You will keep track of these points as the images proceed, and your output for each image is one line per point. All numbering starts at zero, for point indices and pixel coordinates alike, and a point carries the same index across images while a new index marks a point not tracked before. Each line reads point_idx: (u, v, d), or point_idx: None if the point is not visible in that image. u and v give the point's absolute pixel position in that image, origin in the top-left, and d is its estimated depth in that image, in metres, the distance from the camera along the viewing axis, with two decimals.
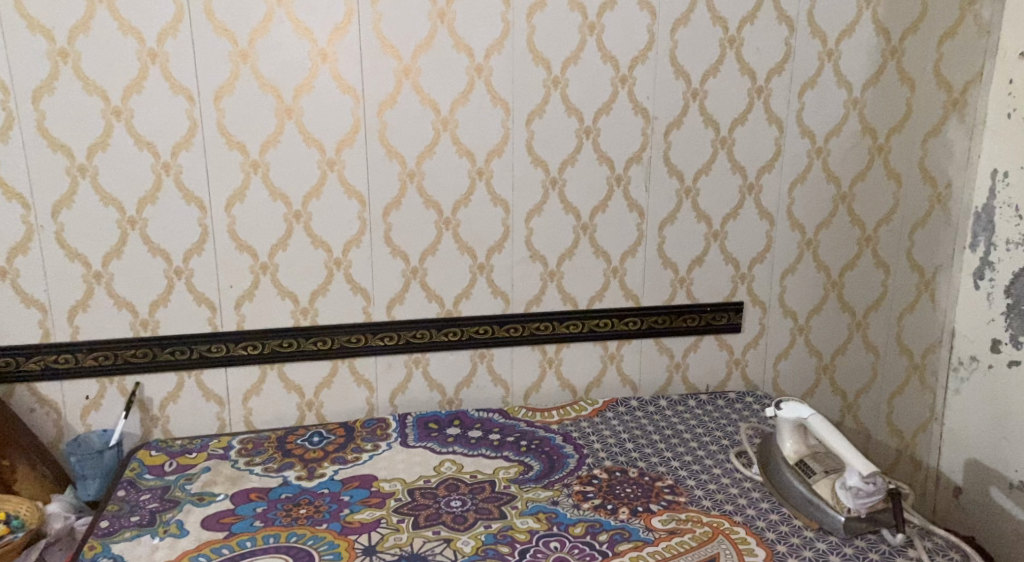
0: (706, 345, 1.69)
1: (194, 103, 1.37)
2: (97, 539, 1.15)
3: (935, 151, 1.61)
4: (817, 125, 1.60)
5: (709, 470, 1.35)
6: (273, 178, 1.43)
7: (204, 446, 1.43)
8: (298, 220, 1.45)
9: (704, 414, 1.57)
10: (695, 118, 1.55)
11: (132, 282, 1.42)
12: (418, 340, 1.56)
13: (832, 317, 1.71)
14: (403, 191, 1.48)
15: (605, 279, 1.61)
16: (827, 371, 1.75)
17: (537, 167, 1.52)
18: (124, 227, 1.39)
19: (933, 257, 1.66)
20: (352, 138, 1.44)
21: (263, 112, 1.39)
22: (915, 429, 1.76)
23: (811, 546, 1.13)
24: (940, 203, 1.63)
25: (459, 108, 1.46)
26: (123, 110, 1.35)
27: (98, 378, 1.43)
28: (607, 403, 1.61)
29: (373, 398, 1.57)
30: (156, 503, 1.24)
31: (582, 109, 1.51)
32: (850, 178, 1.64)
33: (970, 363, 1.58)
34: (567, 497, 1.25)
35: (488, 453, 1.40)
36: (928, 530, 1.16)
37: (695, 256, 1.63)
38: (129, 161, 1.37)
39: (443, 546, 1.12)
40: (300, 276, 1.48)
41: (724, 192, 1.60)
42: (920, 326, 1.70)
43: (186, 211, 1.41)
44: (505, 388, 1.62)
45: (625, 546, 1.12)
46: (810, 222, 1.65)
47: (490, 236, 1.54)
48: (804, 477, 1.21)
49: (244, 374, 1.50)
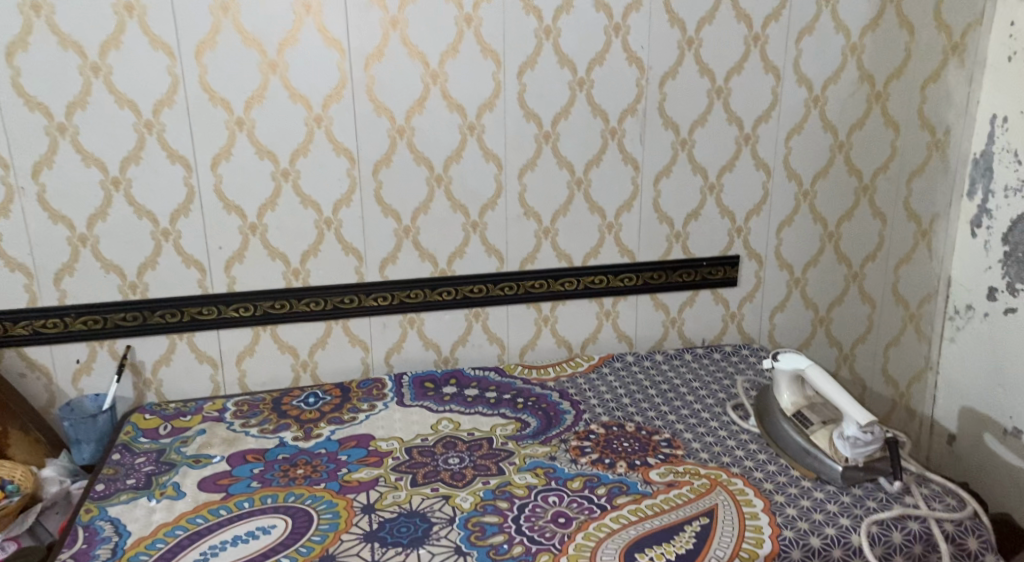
0: (702, 299, 1.68)
1: (175, 59, 1.32)
2: (93, 502, 1.15)
3: (933, 99, 1.59)
4: (814, 73, 1.57)
5: (706, 423, 1.35)
6: (259, 135, 1.39)
7: (198, 409, 1.42)
8: (287, 179, 1.42)
9: (700, 367, 1.57)
10: (690, 68, 1.52)
11: (119, 244, 1.39)
12: (411, 300, 1.54)
13: (829, 268, 1.70)
14: (393, 147, 1.45)
15: (601, 235, 1.59)
16: (823, 323, 1.74)
17: (530, 121, 1.49)
18: (108, 189, 1.36)
19: (931, 206, 1.66)
20: (339, 93, 1.40)
21: (246, 67, 1.35)
22: (910, 379, 1.77)
23: (808, 495, 1.13)
24: (938, 150, 1.62)
25: (449, 60, 1.42)
26: (102, 67, 1.30)
27: (87, 342, 1.41)
28: (603, 360, 1.61)
29: (368, 357, 1.56)
30: (152, 466, 1.24)
31: (575, 60, 1.47)
32: (847, 127, 1.61)
33: (966, 311, 1.64)
34: (565, 452, 1.25)
35: (485, 411, 1.40)
36: (924, 477, 1.17)
37: (691, 211, 1.61)
38: (110, 120, 1.33)
39: (441, 502, 1.12)
40: (290, 237, 1.46)
41: (720, 143, 1.58)
42: (916, 277, 1.70)
43: (171, 171, 1.38)
44: (501, 346, 1.62)
45: (623, 499, 1.12)
46: (807, 173, 1.63)
47: (483, 193, 1.51)
48: (801, 428, 1.21)
49: (236, 336, 1.48)
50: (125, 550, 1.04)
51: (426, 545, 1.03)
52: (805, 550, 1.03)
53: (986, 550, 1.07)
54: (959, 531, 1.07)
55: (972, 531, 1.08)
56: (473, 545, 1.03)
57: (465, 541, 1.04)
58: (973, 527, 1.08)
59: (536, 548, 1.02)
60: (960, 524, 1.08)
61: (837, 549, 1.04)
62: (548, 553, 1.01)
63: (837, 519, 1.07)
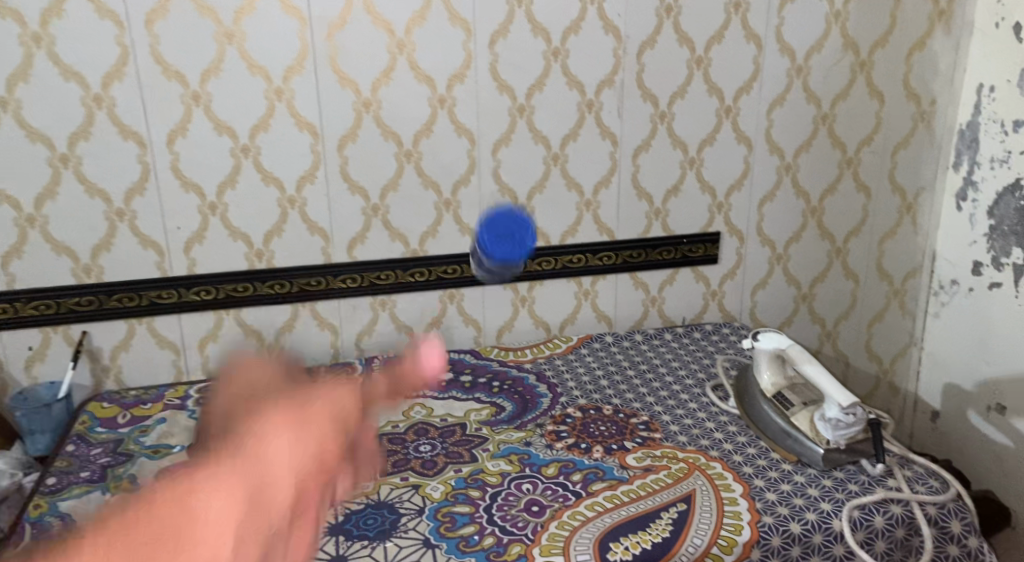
0: (682, 277, 1.64)
1: (124, 28, 1.25)
2: (44, 498, 1.09)
3: (919, 67, 1.54)
4: (796, 41, 1.51)
5: (685, 405, 1.31)
6: (217, 110, 1.32)
7: (159, 396, 1.36)
8: (247, 154, 1.36)
9: (680, 347, 1.53)
10: (670, 36, 1.46)
11: (71, 224, 1.32)
12: (381, 282, 1.48)
13: (812, 244, 1.66)
14: (360, 120, 1.38)
15: (578, 212, 1.54)
16: (806, 300, 1.70)
17: (503, 93, 1.43)
18: (56, 166, 1.29)
19: (916, 179, 1.61)
20: (301, 64, 1.33)
21: (200, 37, 1.28)
22: (894, 355, 1.73)
23: (789, 479, 1.09)
24: (924, 121, 1.57)
25: (417, 29, 1.36)
26: (44, 36, 1.22)
27: (40, 328, 1.35)
28: (581, 341, 1.56)
29: (338, 341, 1.51)
30: (108, 458, 1.18)
31: (550, 28, 1.41)
32: (831, 98, 1.56)
33: (951, 286, 1.61)
34: (540, 438, 1.21)
35: (458, 396, 1.35)
36: (907, 458, 1.14)
37: (671, 186, 1.56)
38: (55, 93, 1.25)
39: (411, 492, 1.08)
40: (252, 216, 1.39)
41: (701, 116, 1.52)
42: (900, 251, 1.66)
43: (124, 147, 1.30)
44: (476, 327, 1.57)
45: (599, 486, 1.08)
46: (789, 145, 1.58)
47: (456, 168, 1.45)
48: (782, 410, 1.18)
49: (198, 320, 1.42)
50: None
51: (393, 538, 0.99)
52: (785, 537, 1.00)
53: (968, 532, 1.05)
54: (942, 514, 1.04)
55: (954, 514, 1.05)
56: (443, 537, 0.99)
57: (434, 532, 1.00)
58: (956, 510, 1.05)
59: (508, 538, 0.98)
60: (943, 507, 1.05)
61: (818, 535, 1.00)
62: (520, 544, 0.97)
63: (818, 504, 1.04)
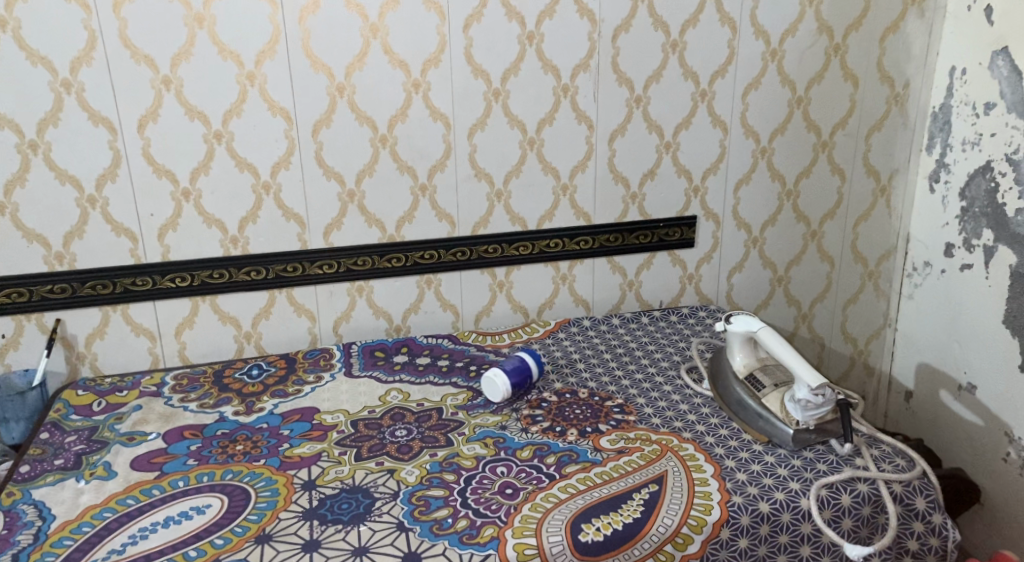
0: (659, 261, 1.65)
1: (91, 13, 1.23)
2: (18, 485, 1.09)
3: (893, 50, 1.55)
4: (770, 24, 1.51)
5: (659, 387, 1.32)
6: (188, 95, 1.31)
7: (135, 383, 1.36)
8: (220, 140, 1.35)
9: (656, 330, 1.54)
10: (645, 20, 1.46)
11: (42, 212, 1.31)
12: (358, 267, 1.48)
13: (787, 227, 1.67)
14: (334, 106, 1.38)
15: (555, 197, 1.54)
16: (781, 283, 1.71)
17: (478, 77, 1.42)
18: (25, 153, 1.27)
19: (890, 162, 1.63)
20: (273, 48, 1.32)
21: (170, 21, 1.26)
22: (869, 336, 1.76)
23: (760, 459, 1.11)
24: (897, 104, 1.59)
25: (390, 13, 1.35)
26: (9, 20, 1.20)
27: (13, 316, 1.34)
28: (559, 324, 1.57)
29: (316, 327, 1.51)
30: (82, 445, 1.18)
31: (524, 12, 1.40)
32: (806, 81, 1.56)
33: (924, 268, 1.63)
34: (516, 422, 1.22)
35: (435, 380, 1.36)
36: (875, 438, 1.15)
37: (647, 169, 1.56)
38: (23, 78, 1.24)
39: (386, 477, 1.08)
40: (226, 203, 1.39)
41: (676, 100, 1.53)
42: (874, 233, 1.68)
43: (94, 133, 1.29)
44: (455, 312, 1.57)
45: (572, 468, 1.09)
46: (764, 129, 1.59)
47: (431, 153, 1.45)
48: (754, 391, 1.19)
49: (173, 307, 1.42)
50: (48, 536, 0.98)
51: (367, 522, 0.99)
52: (754, 516, 1.02)
53: (933, 510, 1.06)
54: (907, 492, 1.06)
55: (919, 491, 1.07)
56: (416, 520, 1.00)
57: (408, 516, 1.00)
58: (921, 487, 1.07)
59: (481, 521, 0.99)
60: (908, 485, 1.07)
61: (786, 514, 1.02)
62: (493, 526, 0.98)
63: (787, 483, 1.06)
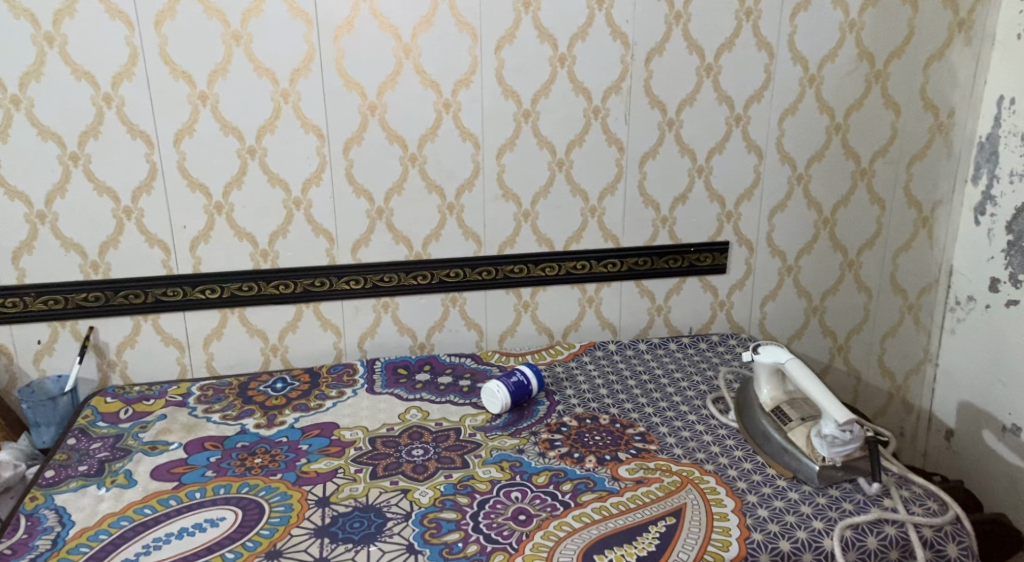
0: (689, 286, 1.62)
1: (133, 30, 1.27)
2: (41, 490, 1.11)
3: (937, 78, 1.51)
4: (809, 50, 1.49)
5: (683, 417, 1.29)
6: (223, 110, 1.34)
7: (162, 393, 1.38)
8: (253, 156, 1.37)
9: (683, 358, 1.51)
10: (679, 43, 1.44)
11: (80, 222, 1.35)
12: (384, 284, 1.49)
13: (823, 256, 1.62)
14: (365, 124, 1.39)
15: (583, 219, 1.52)
16: (816, 313, 1.66)
17: (508, 98, 1.42)
18: (66, 164, 1.31)
19: (932, 192, 1.57)
20: (307, 67, 1.34)
21: (209, 40, 1.30)
22: (908, 372, 1.69)
23: (783, 496, 1.07)
24: (941, 132, 1.54)
25: (422, 33, 1.36)
26: (56, 36, 1.25)
27: (50, 322, 1.38)
28: (584, 347, 1.55)
29: (341, 342, 1.51)
30: (106, 453, 1.20)
31: (556, 34, 1.40)
32: (845, 108, 1.53)
33: (967, 302, 1.57)
34: (534, 445, 1.20)
35: (455, 400, 1.35)
36: (905, 478, 1.11)
37: (678, 194, 1.54)
38: (68, 93, 1.28)
39: (399, 497, 1.08)
40: (258, 217, 1.41)
41: (710, 124, 1.51)
42: (915, 265, 1.62)
43: (132, 146, 1.33)
44: (479, 332, 1.56)
45: (588, 497, 1.07)
46: (801, 155, 1.55)
47: (460, 173, 1.45)
48: (780, 425, 1.15)
49: (203, 317, 1.44)
50: (65, 542, 1.00)
51: (377, 542, 0.99)
52: (774, 554, 0.98)
53: (966, 557, 1.01)
54: (938, 537, 1.01)
55: (951, 537, 1.02)
56: (427, 543, 0.98)
57: (418, 538, 0.99)
58: (953, 533, 1.02)
59: (492, 547, 0.97)
60: (940, 530, 1.02)
61: (808, 554, 0.98)
62: (503, 553, 0.96)
63: (810, 522, 1.02)
